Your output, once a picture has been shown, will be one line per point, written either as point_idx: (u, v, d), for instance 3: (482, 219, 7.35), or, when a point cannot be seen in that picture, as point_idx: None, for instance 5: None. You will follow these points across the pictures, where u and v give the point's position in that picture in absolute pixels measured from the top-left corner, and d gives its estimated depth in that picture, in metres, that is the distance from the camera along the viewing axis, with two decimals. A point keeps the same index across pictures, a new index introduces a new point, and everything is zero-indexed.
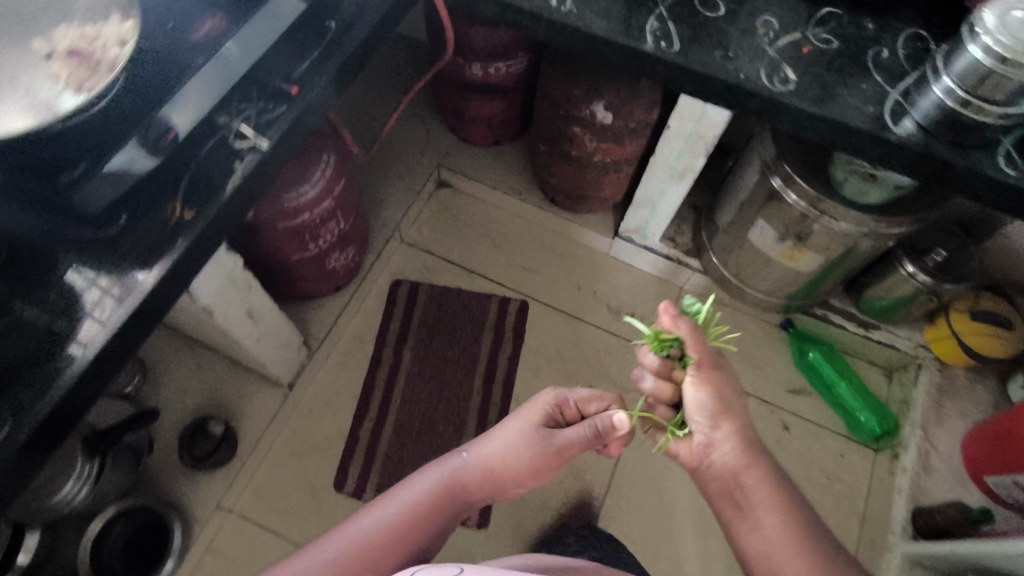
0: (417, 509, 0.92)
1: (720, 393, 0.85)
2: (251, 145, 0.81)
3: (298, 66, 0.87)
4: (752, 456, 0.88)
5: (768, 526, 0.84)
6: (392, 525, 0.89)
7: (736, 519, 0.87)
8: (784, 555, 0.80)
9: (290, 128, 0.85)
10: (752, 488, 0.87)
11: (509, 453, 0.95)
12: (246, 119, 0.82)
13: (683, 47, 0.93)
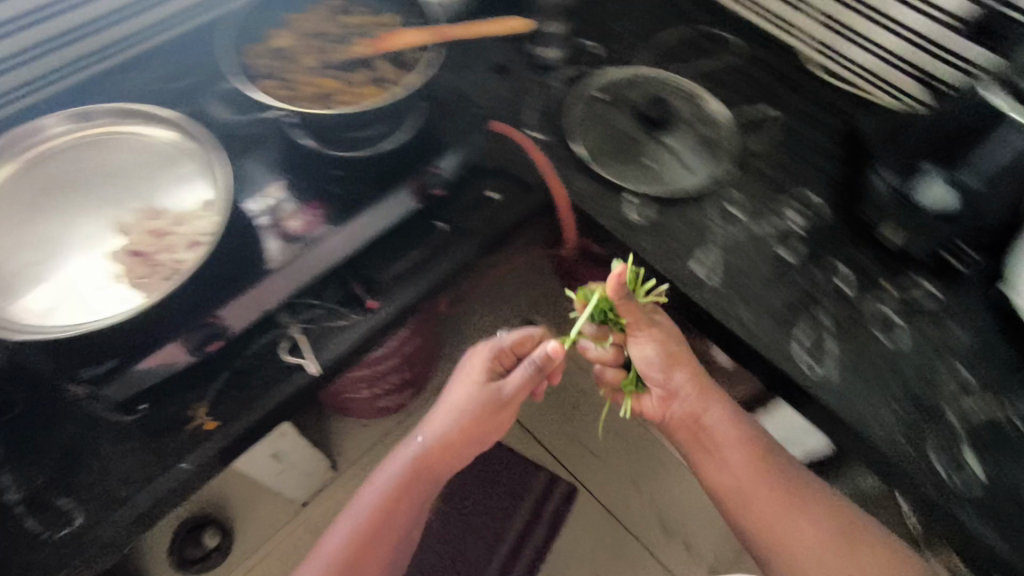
0: (354, 546, 0.76)
1: (656, 347, 0.77)
2: (302, 364, 0.71)
3: (386, 271, 0.77)
4: (729, 414, 0.81)
5: (750, 475, 0.77)
6: (337, 569, 0.74)
7: (727, 490, 0.79)
8: (799, 528, 0.75)
9: (354, 345, 0.73)
10: (710, 430, 0.80)
11: (464, 416, 0.79)
12: (308, 321, 0.73)
13: (843, 379, 0.74)
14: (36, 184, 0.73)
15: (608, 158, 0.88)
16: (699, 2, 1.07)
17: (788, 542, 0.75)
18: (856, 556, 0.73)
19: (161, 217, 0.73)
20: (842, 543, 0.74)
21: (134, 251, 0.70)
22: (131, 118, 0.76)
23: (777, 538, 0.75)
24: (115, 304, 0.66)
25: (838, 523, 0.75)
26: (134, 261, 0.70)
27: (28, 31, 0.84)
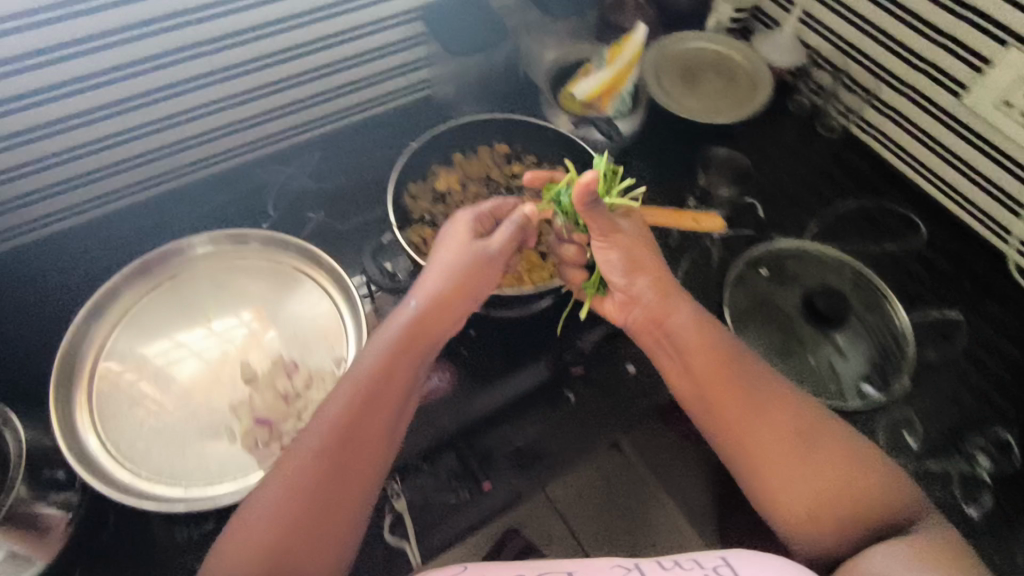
0: (342, 428, 0.54)
1: (620, 257, 0.66)
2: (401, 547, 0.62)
3: (506, 443, 0.69)
4: (713, 338, 0.63)
5: (777, 427, 0.59)
6: (317, 476, 0.52)
7: (745, 434, 0.59)
8: (787, 423, 0.59)
9: (460, 530, 0.65)
10: (761, 397, 0.60)
11: (452, 270, 0.62)
12: (416, 490, 0.65)
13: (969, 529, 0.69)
14: (170, 310, 0.67)
15: (748, 323, 0.80)
16: (875, 167, 0.98)
17: (797, 497, 0.57)
18: (826, 456, 0.58)
19: (296, 374, 0.65)
20: (808, 437, 0.59)
21: (259, 416, 0.62)
22: (283, 253, 0.71)
23: (801, 449, 0.58)
24: (231, 479, 0.59)
25: (805, 431, 0.59)
26: (258, 427, 0.62)
27: (192, 123, 0.81)
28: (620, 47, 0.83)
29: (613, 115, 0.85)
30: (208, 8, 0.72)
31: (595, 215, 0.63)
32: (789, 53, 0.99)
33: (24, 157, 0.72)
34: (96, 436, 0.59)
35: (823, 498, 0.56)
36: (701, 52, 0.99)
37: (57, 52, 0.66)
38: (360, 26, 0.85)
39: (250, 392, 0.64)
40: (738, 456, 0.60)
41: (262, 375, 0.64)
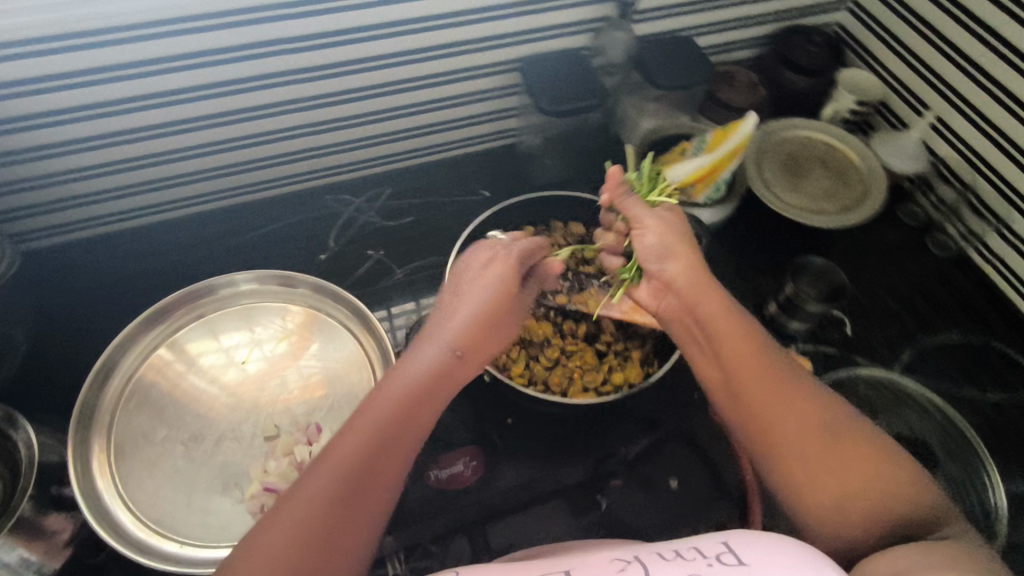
0: (362, 460, 0.45)
1: (655, 235, 0.57)
2: None
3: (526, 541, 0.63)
4: (735, 308, 0.54)
5: (796, 402, 0.50)
6: (329, 506, 0.43)
7: (759, 408, 0.51)
8: (810, 402, 0.50)
9: None
10: (780, 370, 0.52)
11: (482, 313, 0.53)
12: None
13: None
14: (203, 343, 0.62)
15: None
16: (993, 300, 0.86)
17: (826, 481, 0.47)
18: (848, 439, 0.48)
19: (319, 442, 0.57)
20: (833, 423, 0.49)
21: (269, 483, 0.54)
22: (335, 300, 0.64)
23: (828, 437, 0.48)
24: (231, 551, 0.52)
25: (828, 415, 0.50)
26: (264, 494, 0.54)
27: (269, 142, 0.79)
28: (727, 132, 0.75)
29: (704, 200, 0.80)
30: (304, 38, 0.68)
31: (630, 203, 0.59)
32: (912, 159, 0.89)
33: (101, 159, 0.71)
34: (108, 480, 0.54)
35: (843, 480, 0.47)
36: (812, 143, 0.91)
37: (145, 67, 0.64)
38: (454, 71, 0.81)
39: (268, 454, 0.56)
40: (751, 425, 0.51)
41: (285, 434, 0.57)
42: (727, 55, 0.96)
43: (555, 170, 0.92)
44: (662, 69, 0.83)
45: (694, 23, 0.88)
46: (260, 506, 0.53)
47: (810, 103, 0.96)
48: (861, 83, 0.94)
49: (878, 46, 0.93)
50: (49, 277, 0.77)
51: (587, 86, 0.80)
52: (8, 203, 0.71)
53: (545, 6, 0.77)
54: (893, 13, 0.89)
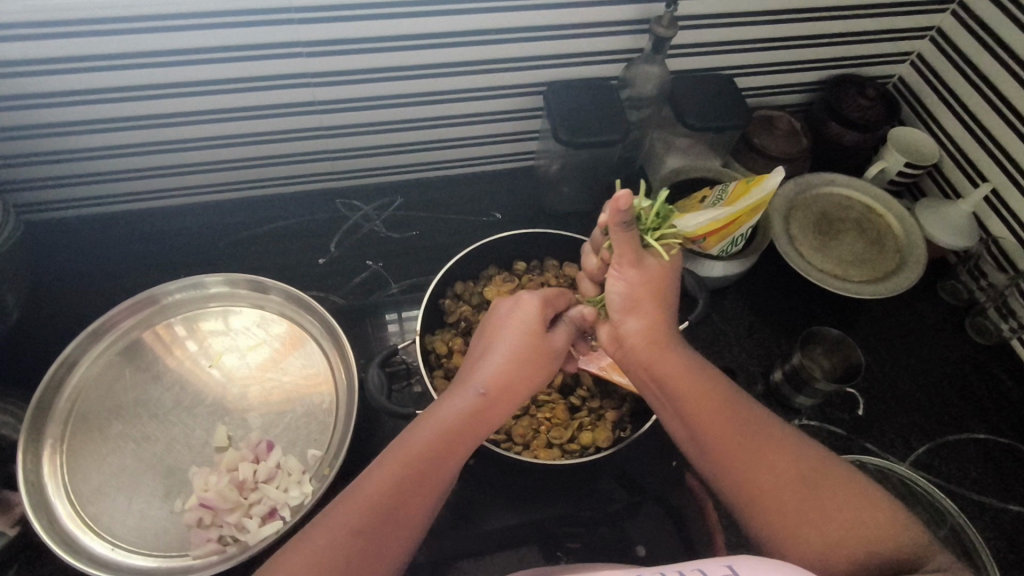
0: (384, 496, 0.44)
1: (620, 286, 0.54)
2: None
3: None
4: (694, 356, 0.52)
5: (772, 453, 0.47)
6: (343, 543, 0.42)
7: (735, 462, 0.47)
8: (785, 452, 0.47)
9: None
10: (749, 420, 0.49)
11: (514, 362, 0.51)
12: None
13: None
14: (171, 348, 0.64)
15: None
16: None
17: (814, 533, 0.44)
18: (826, 486, 0.46)
19: (265, 460, 0.58)
20: (810, 473, 0.46)
21: (206, 499, 0.55)
22: (308, 316, 0.65)
23: (809, 488, 0.46)
24: (158, 559, 0.54)
25: (806, 464, 0.47)
26: (203, 507, 0.55)
27: (282, 142, 0.77)
28: (749, 186, 0.69)
29: (718, 253, 0.75)
30: (326, 45, 0.66)
31: (618, 240, 0.50)
32: (963, 236, 0.82)
33: (112, 141, 0.71)
34: (56, 479, 0.56)
35: (829, 529, 0.44)
36: (849, 204, 0.85)
37: (157, 58, 0.62)
38: (478, 89, 0.77)
39: (215, 466, 0.58)
40: (730, 484, 0.47)
41: (235, 449, 0.59)
42: (770, 98, 0.91)
43: (571, 199, 0.88)
44: (694, 108, 0.79)
45: (737, 63, 0.83)
46: (196, 519, 0.55)
47: (856, 158, 0.89)
48: (915, 144, 0.86)
49: (938, 106, 0.86)
50: (55, 251, 0.78)
51: (613, 119, 0.75)
52: (19, 174, 0.72)
53: (579, 33, 0.73)
54: (959, 72, 0.82)
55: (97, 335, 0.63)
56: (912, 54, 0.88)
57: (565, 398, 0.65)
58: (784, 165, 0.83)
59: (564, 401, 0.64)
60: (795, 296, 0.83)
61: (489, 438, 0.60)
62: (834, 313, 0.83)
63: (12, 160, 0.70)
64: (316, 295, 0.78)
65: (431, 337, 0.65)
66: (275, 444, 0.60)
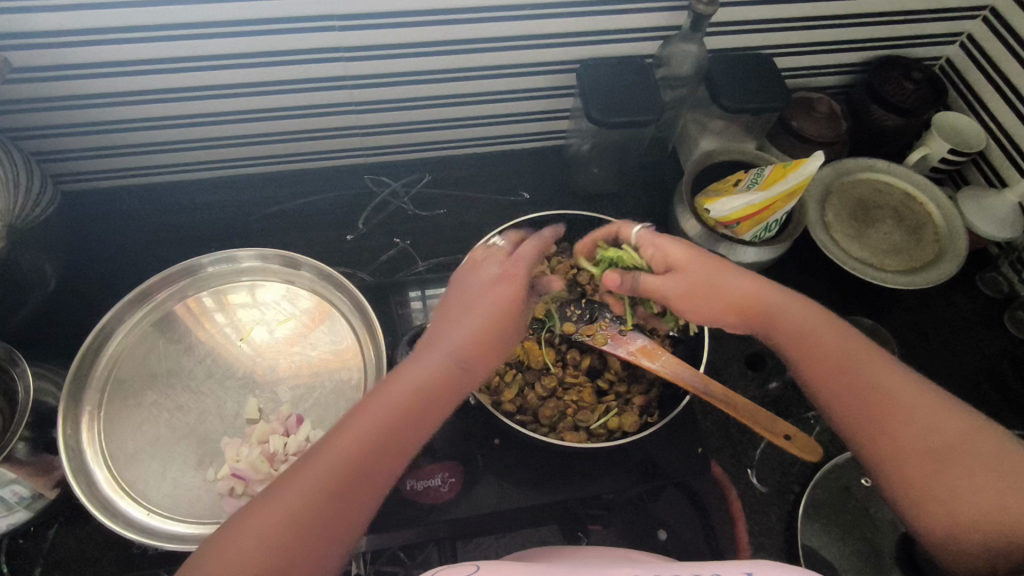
0: (352, 463, 0.44)
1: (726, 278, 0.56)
2: None
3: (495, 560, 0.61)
4: (831, 334, 0.53)
5: (910, 427, 0.48)
6: (318, 500, 0.43)
7: (863, 428, 0.49)
8: (932, 426, 0.47)
9: None
10: (891, 394, 0.49)
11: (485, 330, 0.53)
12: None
13: None
14: (205, 320, 0.65)
15: (823, 519, 0.64)
16: None
17: (947, 506, 0.45)
18: (970, 463, 0.45)
19: (295, 433, 0.59)
20: (957, 451, 0.46)
21: (238, 469, 0.56)
22: (337, 292, 0.66)
23: (946, 461, 0.46)
24: (192, 525, 0.55)
25: (951, 442, 0.46)
26: (235, 477, 0.56)
27: (312, 117, 0.77)
28: (785, 170, 0.67)
29: (751, 238, 0.73)
30: (359, 17, 0.65)
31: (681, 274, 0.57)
32: (1007, 226, 0.79)
33: (146, 114, 0.72)
34: (94, 443, 0.58)
35: (963, 505, 0.45)
36: (889, 190, 0.82)
37: (190, 30, 0.62)
38: (510, 66, 0.76)
39: (246, 437, 0.59)
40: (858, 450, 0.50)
41: (266, 420, 0.60)
42: (809, 79, 0.88)
43: (601, 180, 0.87)
44: (731, 88, 0.77)
45: (778, 42, 0.81)
46: (228, 488, 0.56)
47: (897, 143, 0.86)
48: (961, 130, 0.83)
49: (988, 92, 0.82)
50: (92, 222, 0.80)
51: (647, 99, 0.73)
52: (56, 144, 0.73)
53: (617, 8, 0.71)
54: (1012, 56, 0.78)
55: (132, 305, 0.64)
56: (962, 35, 0.84)
57: (592, 381, 0.65)
58: (822, 149, 0.81)
59: (591, 384, 0.64)
60: (827, 285, 0.82)
61: (516, 419, 0.60)
62: (867, 302, 0.81)
63: (50, 130, 0.71)
64: (344, 271, 0.78)
65: None
66: (305, 417, 0.61)
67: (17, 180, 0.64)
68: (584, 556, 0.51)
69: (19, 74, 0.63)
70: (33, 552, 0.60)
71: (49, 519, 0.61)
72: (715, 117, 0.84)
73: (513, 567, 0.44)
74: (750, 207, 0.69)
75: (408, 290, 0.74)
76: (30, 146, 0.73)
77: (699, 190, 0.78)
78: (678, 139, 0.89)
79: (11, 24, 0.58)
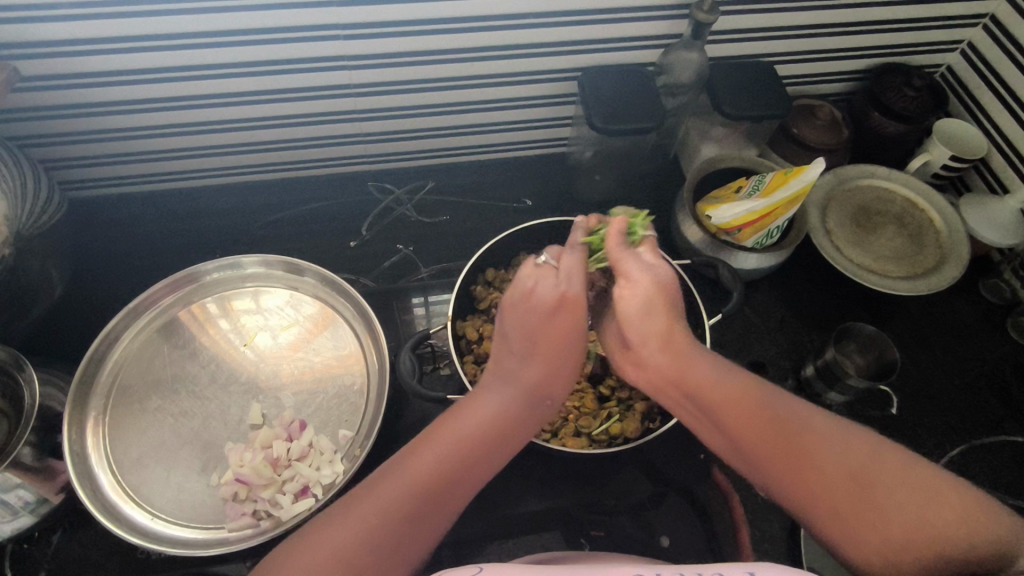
0: (423, 486, 0.44)
1: (638, 306, 0.52)
2: None
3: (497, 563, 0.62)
4: (724, 370, 0.50)
5: (818, 454, 0.45)
6: (394, 517, 0.43)
7: (778, 464, 0.46)
8: (838, 448, 0.45)
9: None
10: (788, 424, 0.47)
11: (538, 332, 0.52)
12: None
13: None
14: (209, 325, 0.66)
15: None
16: None
17: (873, 528, 0.42)
18: (885, 480, 0.43)
19: (299, 438, 0.59)
20: (866, 472, 0.43)
21: (241, 474, 0.57)
22: (340, 298, 0.66)
23: (861, 484, 0.43)
24: (196, 530, 0.56)
25: (864, 459, 0.44)
26: (236, 483, 0.57)
27: (317, 124, 0.78)
28: (786, 177, 0.68)
29: (752, 245, 0.73)
30: (363, 26, 0.66)
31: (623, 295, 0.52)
32: (1009, 232, 0.79)
33: (152, 121, 0.72)
34: (99, 448, 0.58)
35: (890, 530, 0.41)
36: (890, 197, 0.82)
37: (197, 40, 0.63)
38: (511, 74, 0.76)
39: (249, 443, 0.60)
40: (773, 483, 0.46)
41: (269, 426, 0.61)
42: (809, 87, 0.89)
43: (603, 186, 0.88)
44: (732, 95, 0.77)
45: (778, 50, 0.81)
46: (232, 493, 0.57)
47: (898, 150, 0.87)
48: (963, 137, 0.83)
49: (989, 98, 0.83)
50: (97, 228, 0.81)
51: (648, 106, 0.74)
52: (63, 152, 0.74)
53: (618, 17, 0.72)
54: (1012, 63, 0.79)
55: (138, 311, 0.64)
56: (962, 42, 0.85)
57: (594, 386, 0.65)
58: (823, 155, 0.81)
59: (593, 390, 0.65)
60: (828, 291, 0.82)
61: None
62: (868, 308, 0.81)
63: (58, 138, 0.72)
64: (347, 277, 0.79)
65: (463, 322, 0.67)
66: (308, 422, 0.61)
67: (25, 189, 0.65)
68: (589, 560, 0.51)
69: (28, 83, 0.64)
70: (37, 556, 0.60)
71: (53, 524, 0.61)
72: (716, 125, 0.85)
73: (516, 570, 0.44)
74: (750, 215, 0.70)
75: (410, 296, 0.75)
76: (38, 153, 0.74)
77: (700, 197, 0.78)
78: (680, 146, 0.89)
79: (21, 34, 0.59)
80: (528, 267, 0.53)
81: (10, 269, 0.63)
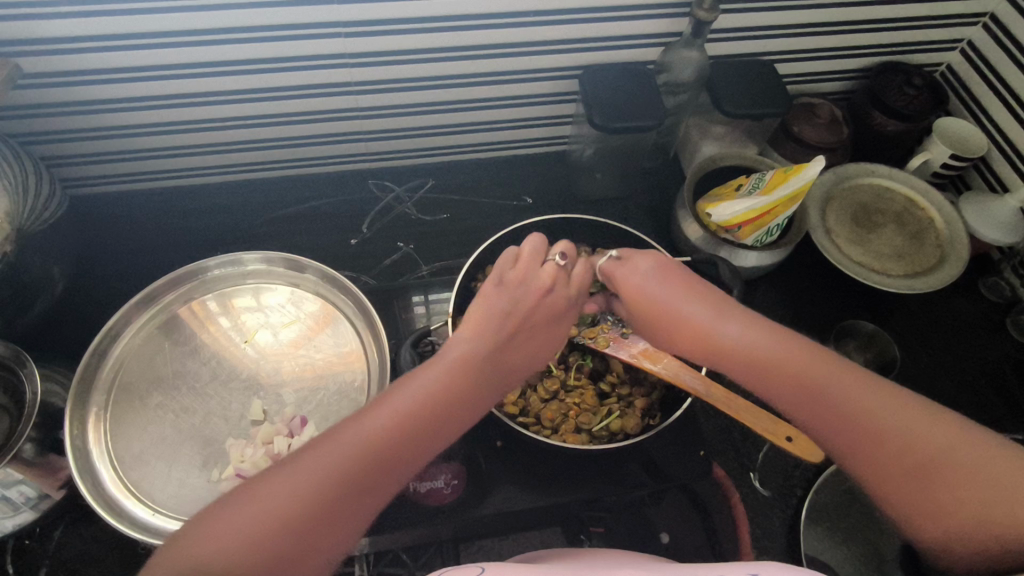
0: (357, 454, 0.40)
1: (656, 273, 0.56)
2: None
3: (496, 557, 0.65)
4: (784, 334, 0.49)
5: (912, 444, 0.43)
6: (320, 500, 0.38)
7: (851, 440, 0.44)
8: (937, 438, 0.42)
9: None
10: (878, 410, 0.44)
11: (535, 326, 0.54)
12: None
13: None
14: (210, 323, 0.66)
15: (825, 524, 0.64)
16: None
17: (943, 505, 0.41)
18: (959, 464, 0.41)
19: (299, 435, 0.60)
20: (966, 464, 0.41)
21: (241, 470, 0.57)
22: (341, 295, 0.67)
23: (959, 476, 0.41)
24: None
25: (936, 438, 0.42)
26: (237, 479, 0.57)
27: (318, 122, 0.78)
28: (787, 175, 0.68)
29: (752, 243, 0.73)
30: (364, 24, 0.66)
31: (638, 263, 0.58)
32: (1010, 231, 0.79)
33: (152, 119, 0.72)
34: (100, 445, 0.58)
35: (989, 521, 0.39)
36: (890, 195, 0.83)
37: (197, 38, 0.63)
38: (512, 72, 0.77)
39: (250, 438, 0.60)
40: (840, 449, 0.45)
41: (270, 423, 0.61)
42: (810, 86, 0.89)
43: (603, 185, 0.88)
44: (732, 94, 0.77)
45: (779, 49, 0.81)
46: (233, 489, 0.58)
47: (898, 149, 0.87)
48: (962, 136, 0.83)
49: (988, 97, 0.83)
50: (98, 226, 0.81)
51: (648, 104, 0.74)
52: (64, 149, 0.74)
53: (619, 15, 0.72)
54: (1013, 62, 0.79)
55: (139, 308, 0.64)
56: (962, 42, 0.85)
57: (594, 384, 0.65)
58: (823, 154, 0.81)
59: (593, 387, 0.65)
60: (829, 289, 0.82)
61: (519, 421, 0.61)
62: (869, 307, 0.81)
63: (60, 135, 0.72)
64: (347, 275, 0.79)
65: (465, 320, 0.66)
66: (309, 419, 0.61)
67: (26, 186, 0.65)
68: (589, 557, 0.52)
69: (29, 80, 0.65)
70: (39, 552, 0.60)
71: (53, 519, 0.61)
72: (717, 123, 0.85)
73: (517, 568, 0.44)
74: (749, 213, 0.70)
75: (411, 294, 0.75)
76: (39, 150, 0.74)
77: (700, 195, 0.78)
78: (680, 145, 0.89)
79: (22, 31, 0.59)
80: (537, 239, 0.58)
81: (11, 266, 0.63)
